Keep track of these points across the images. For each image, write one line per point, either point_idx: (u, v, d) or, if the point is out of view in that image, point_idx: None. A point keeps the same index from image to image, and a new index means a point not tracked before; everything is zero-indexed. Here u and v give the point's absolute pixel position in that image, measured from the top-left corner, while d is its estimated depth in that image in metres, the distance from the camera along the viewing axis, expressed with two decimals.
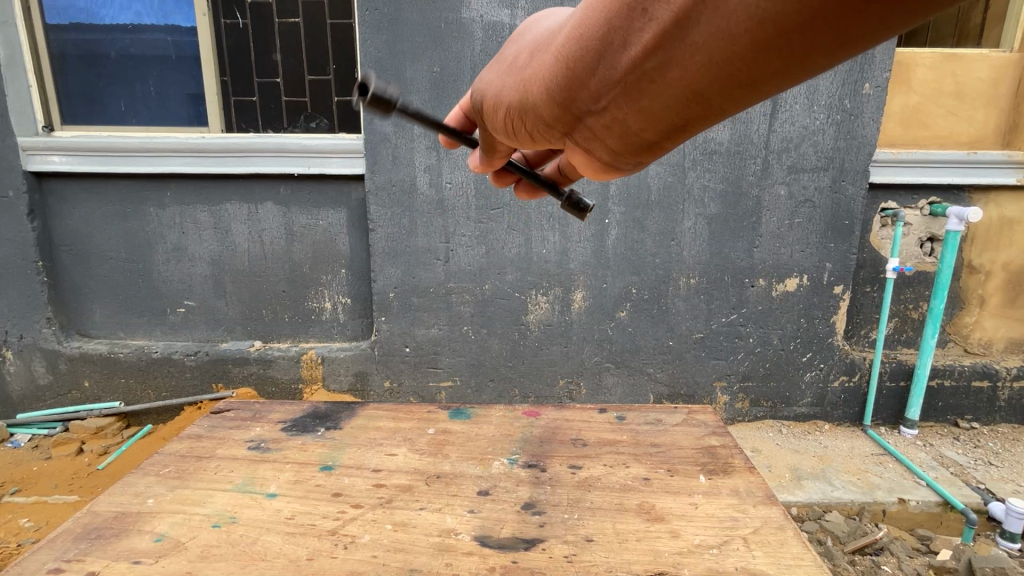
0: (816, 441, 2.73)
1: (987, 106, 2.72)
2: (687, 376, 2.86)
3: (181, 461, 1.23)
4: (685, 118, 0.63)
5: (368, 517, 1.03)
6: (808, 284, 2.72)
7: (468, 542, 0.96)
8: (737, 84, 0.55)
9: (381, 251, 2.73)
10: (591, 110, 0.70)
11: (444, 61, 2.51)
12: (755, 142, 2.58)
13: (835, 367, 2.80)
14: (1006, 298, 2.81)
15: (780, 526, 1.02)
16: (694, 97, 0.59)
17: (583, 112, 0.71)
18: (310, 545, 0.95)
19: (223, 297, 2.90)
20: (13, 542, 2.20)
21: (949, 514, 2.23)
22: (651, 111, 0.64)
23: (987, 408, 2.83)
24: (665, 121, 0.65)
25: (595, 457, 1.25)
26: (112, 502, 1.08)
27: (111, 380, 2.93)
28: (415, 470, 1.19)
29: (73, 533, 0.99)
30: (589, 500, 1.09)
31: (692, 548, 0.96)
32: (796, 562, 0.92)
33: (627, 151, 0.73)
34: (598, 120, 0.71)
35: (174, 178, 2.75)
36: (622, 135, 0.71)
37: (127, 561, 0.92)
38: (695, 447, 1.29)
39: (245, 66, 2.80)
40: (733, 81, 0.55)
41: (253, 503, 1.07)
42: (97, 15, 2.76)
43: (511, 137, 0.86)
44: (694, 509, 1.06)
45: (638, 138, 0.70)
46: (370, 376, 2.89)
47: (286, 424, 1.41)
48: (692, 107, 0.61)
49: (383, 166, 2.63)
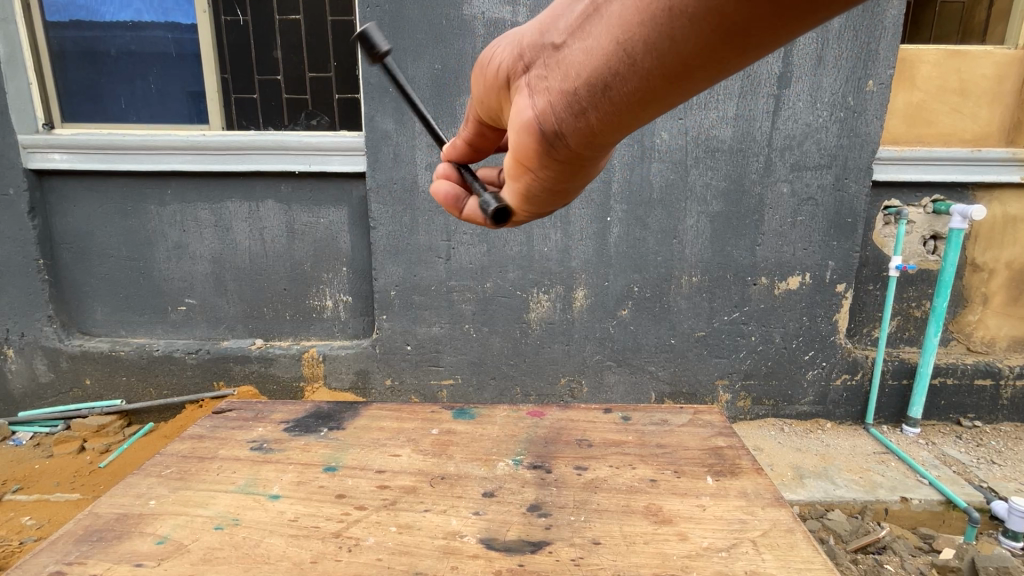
0: (818, 440, 2.72)
1: (992, 102, 2.70)
2: (689, 375, 2.84)
3: (183, 462, 1.22)
4: (620, 70, 0.65)
5: (372, 519, 1.02)
6: (810, 282, 2.70)
7: (474, 544, 0.95)
8: (677, 9, 0.58)
9: (383, 249, 2.72)
10: (548, 46, 0.72)
11: (445, 58, 2.49)
12: (758, 139, 2.56)
13: (838, 366, 2.79)
14: (1010, 296, 2.79)
15: (789, 529, 1.00)
16: (638, 25, 0.61)
17: (547, 47, 0.72)
18: (314, 548, 0.94)
19: (224, 295, 2.89)
20: (16, 540, 2.20)
21: (952, 513, 2.22)
22: (599, 49, 0.66)
23: (990, 407, 2.82)
24: (605, 54, 0.65)
25: (601, 458, 1.24)
26: (114, 504, 1.07)
27: (113, 379, 2.92)
28: (419, 471, 1.18)
29: (74, 535, 0.98)
30: (595, 503, 1.08)
31: (700, 551, 0.94)
32: (805, 566, 0.91)
33: (558, 100, 0.71)
34: (549, 58, 0.72)
35: (174, 176, 2.74)
36: (563, 78, 0.70)
37: (129, 564, 0.91)
38: (701, 448, 1.28)
39: (245, 63, 2.78)
40: (675, 7, 0.58)
41: (256, 505, 1.06)
42: (97, 13, 2.75)
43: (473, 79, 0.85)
44: (701, 511, 1.05)
45: (574, 81, 0.68)
46: (371, 374, 2.88)
47: (289, 424, 1.40)
48: (633, 37, 0.62)
49: (384, 164, 2.62)
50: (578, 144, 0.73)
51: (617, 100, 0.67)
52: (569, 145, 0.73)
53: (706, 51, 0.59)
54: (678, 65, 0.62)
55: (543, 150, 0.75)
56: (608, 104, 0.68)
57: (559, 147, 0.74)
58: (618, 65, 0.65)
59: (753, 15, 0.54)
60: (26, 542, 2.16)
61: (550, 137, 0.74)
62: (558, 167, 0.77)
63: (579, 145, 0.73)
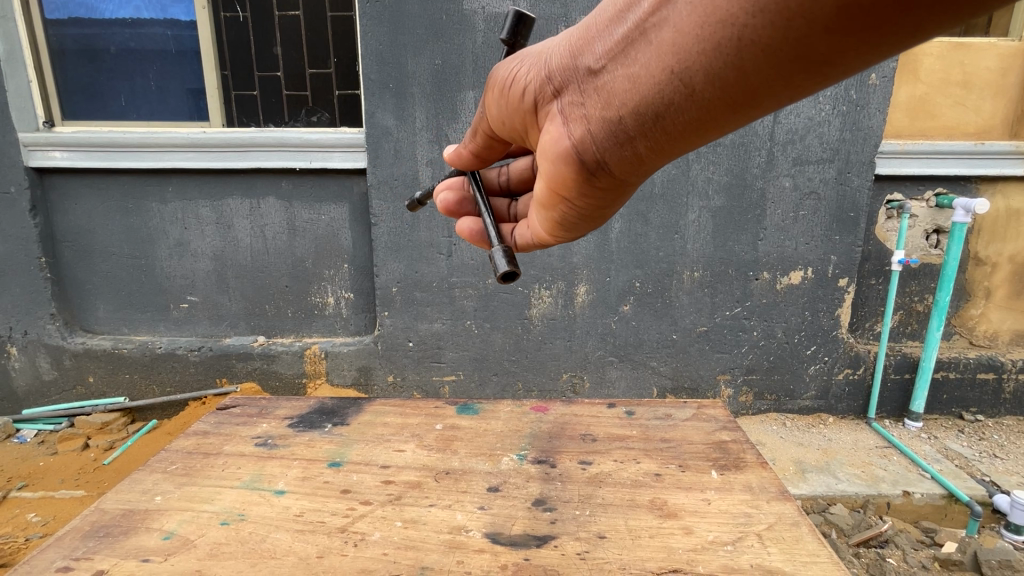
0: (820, 434, 2.72)
1: (996, 95, 2.68)
2: (691, 370, 2.84)
3: (188, 458, 1.22)
4: (666, 99, 0.71)
5: (377, 514, 1.02)
6: (812, 277, 2.70)
7: (480, 539, 0.96)
8: (729, 43, 0.62)
9: (384, 245, 2.71)
10: (587, 71, 0.78)
11: (445, 53, 2.48)
12: (760, 134, 2.55)
13: (840, 360, 2.79)
14: (1013, 290, 2.78)
15: (795, 522, 1.00)
16: (691, 55, 0.65)
17: (585, 71, 0.78)
18: (320, 543, 0.94)
19: (226, 292, 2.89)
20: (22, 536, 2.21)
21: (954, 506, 2.22)
22: (639, 79, 0.71)
23: (992, 401, 2.81)
24: (655, 86, 0.70)
25: (605, 453, 1.24)
26: (120, 500, 1.07)
27: (116, 376, 2.93)
28: (424, 467, 1.18)
29: (81, 531, 0.98)
30: (601, 497, 1.08)
31: (706, 545, 0.94)
32: (811, 559, 0.91)
33: (603, 130, 0.77)
34: (588, 83, 0.78)
35: (175, 173, 2.74)
36: (605, 105, 0.76)
37: (136, 559, 0.91)
38: (706, 442, 1.28)
39: (245, 60, 2.77)
40: (724, 41, 0.62)
41: (262, 501, 1.07)
42: (97, 10, 2.74)
43: (502, 96, 0.91)
44: (706, 505, 1.05)
45: (619, 110, 0.75)
46: (373, 371, 2.88)
47: (293, 420, 1.40)
48: (684, 71, 0.67)
49: (384, 160, 2.61)
50: (625, 168, 0.81)
51: (667, 129, 0.74)
52: (615, 170, 0.81)
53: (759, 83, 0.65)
54: (730, 96, 0.67)
55: (591, 178, 0.83)
56: (655, 132, 0.75)
57: (604, 171, 0.82)
58: (668, 95, 0.70)
59: (810, 45, 0.59)
60: (32, 538, 2.17)
61: (595, 165, 0.81)
62: (606, 190, 0.85)
63: (624, 169, 0.81)
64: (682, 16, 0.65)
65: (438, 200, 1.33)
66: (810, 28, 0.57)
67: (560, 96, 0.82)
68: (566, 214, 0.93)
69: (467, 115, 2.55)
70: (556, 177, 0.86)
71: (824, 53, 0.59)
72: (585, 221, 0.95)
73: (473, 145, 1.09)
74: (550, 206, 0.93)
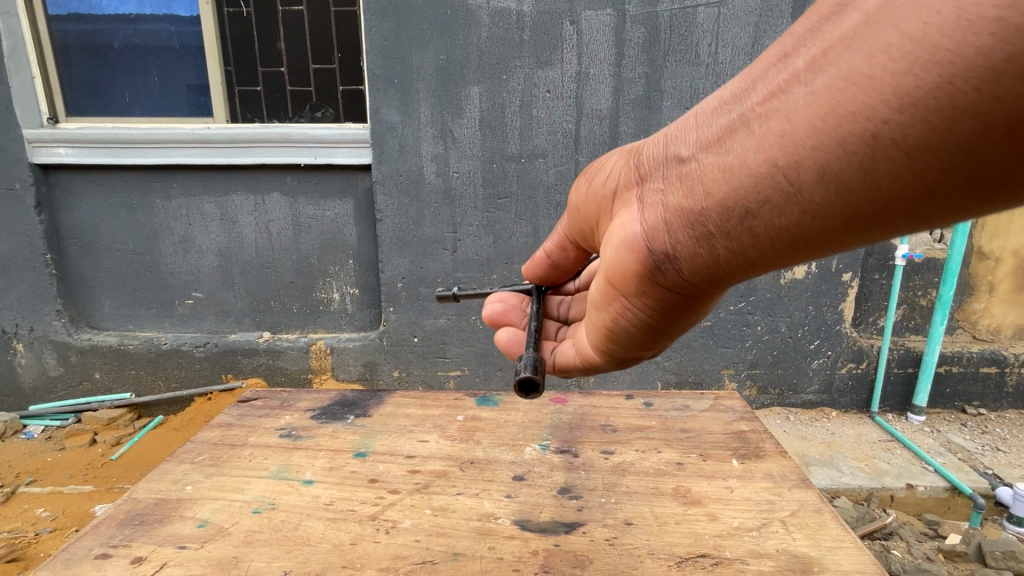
0: (823, 428, 2.74)
1: None
2: (695, 364, 2.86)
3: (215, 449, 1.24)
4: (762, 195, 0.64)
5: (406, 502, 1.04)
6: (817, 271, 2.71)
7: (509, 526, 0.97)
8: (857, 140, 0.55)
9: (390, 240, 2.72)
10: (676, 158, 0.74)
11: (451, 48, 2.49)
12: None
13: (843, 355, 2.81)
14: (1016, 284, 2.79)
15: (818, 509, 1.02)
16: (802, 151, 0.59)
17: (675, 160, 0.74)
18: (352, 530, 0.96)
19: (231, 288, 2.90)
20: (32, 531, 2.22)
21: (957, 499, 2.25)
22: (732, 173, 0.65)
23: (995, 394, 2.83)
24: (752, 179, 0.63)
25: (627, 442, 1.26)
26: (151, 489, 1.09)
27: (122, 372, 2.95)
28: (448, 457, 1.20)
29: (117, 519, 1.00)
30: (625, 485, 1.10)
31: (732, 531, 0.96)
32: (837, 544, 0.93)
33: (681, 223, 0.72)
34: (676, 174, 0.73)
35: (181, 170, 2.74)
36: (687, 195, 0.71)
37: (173, 546, 0.93)
38: (725, 432, 1.29)
39: (249, 55, 2.78)
40: (851, 139, 0.55)
41: (291, 490, 1.08)
42: (100, 6, 2.74)
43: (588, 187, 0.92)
44: (730, 493, 1.07)
45: (701, 201, 0.69)
46: (379, 366, 2.90)
47: (316, 412, 1.42)
48: (792, 167, 0.60)
49: (390, 156, 2.62)
50: (696, 267, 0.73)
51: (755, 232, 0.66)
52: (685, 269, 0.74)
53: (887, 194, 0.56)
54: (848, 202, 0.59)
55: (655, 274, 0.76)
56: (740, 233, 0.67)
57: (673, 268, 0.75)
58: (768, 192, 0.63)
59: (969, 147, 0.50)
60: (42, 533, 2.18)
61: (667, 256, 0.74)
62: (669, 290, 0.78)
63: (695, 269, 0.74)
64: (799, 107, 0.59)
65: (484, 310, 1.36)
66: (981, 132, 0.48)
67: (643, 183, 0.80)
68: (627, 315, 0.85)
69: (472, 110, 2.56)
70: (616, 266, 0.81)
71: (985, 162, 0.50)
72: (645, 329, 0.86)
73: (550, 248, 1.17)
74: (606, 304, 0.88)
